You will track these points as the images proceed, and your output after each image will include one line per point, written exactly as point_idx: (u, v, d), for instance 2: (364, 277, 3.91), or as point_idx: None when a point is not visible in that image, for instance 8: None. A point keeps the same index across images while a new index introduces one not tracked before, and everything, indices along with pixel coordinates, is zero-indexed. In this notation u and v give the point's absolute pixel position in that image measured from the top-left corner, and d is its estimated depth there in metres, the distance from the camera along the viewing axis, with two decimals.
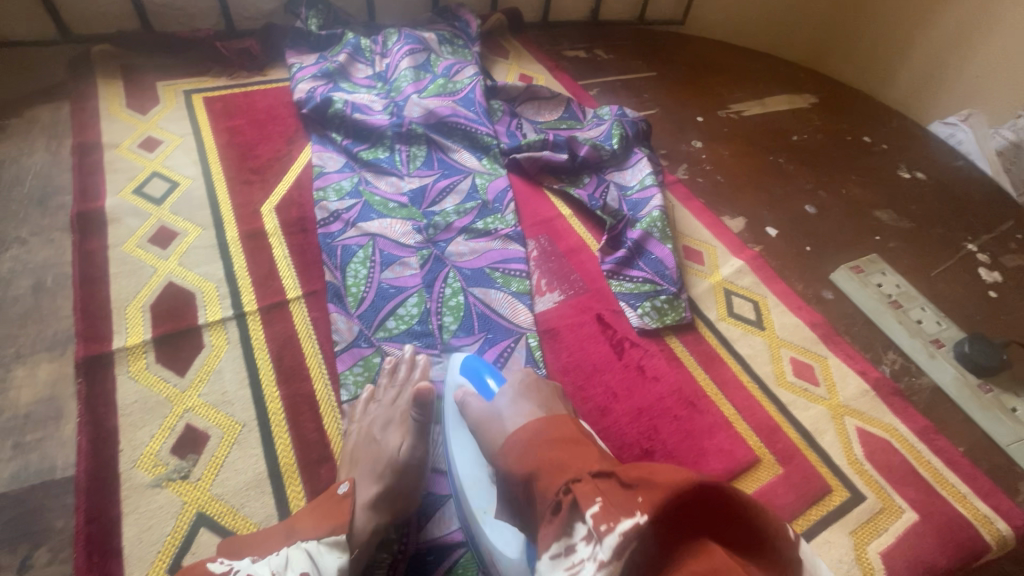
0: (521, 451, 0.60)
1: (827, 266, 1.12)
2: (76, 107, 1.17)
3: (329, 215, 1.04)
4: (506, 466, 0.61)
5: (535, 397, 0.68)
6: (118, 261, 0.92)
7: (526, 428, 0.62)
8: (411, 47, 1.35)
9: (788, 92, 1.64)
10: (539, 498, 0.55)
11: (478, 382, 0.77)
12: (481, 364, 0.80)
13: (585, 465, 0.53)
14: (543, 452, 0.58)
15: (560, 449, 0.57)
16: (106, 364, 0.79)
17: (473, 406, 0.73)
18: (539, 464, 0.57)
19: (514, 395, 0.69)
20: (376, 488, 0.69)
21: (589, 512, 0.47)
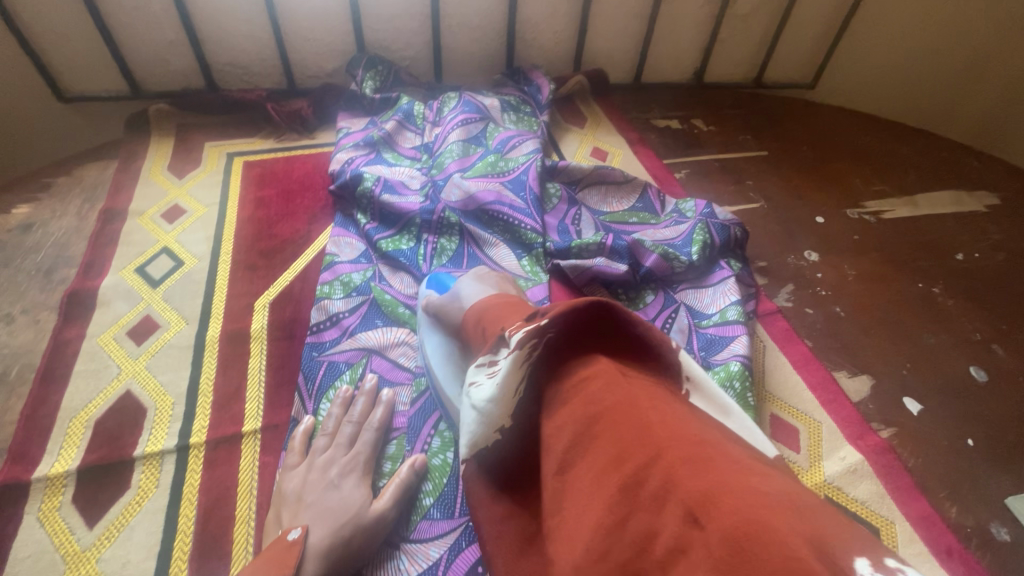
0: (480, 310, 0.65)
1: (1000, 481, 0.75)
2: (121, 167, 1.15)
3: (325, 319, 0.88)
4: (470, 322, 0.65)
5: (488, 286, 0.75)
6: (87, 355, 0.83)
7: (482, 299, 0.69)
8: (466, 116, 1.18)
9: (954, 187, 1.24)
10: (487, 336, 0.58)
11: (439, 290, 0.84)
12: (443, 275, 0.87)
13: (521, 313, 0.57)
14: (490, 312, 0.62)
15: (506, 306, 0.62)
16: (20, 497, 0.68)
17: (433, 306, 0.79)
18: (495, 313, 0.61)
19: (472, 283, 0.77)
20: (327, 537, 0.61)
21: (510, 331, 0.52)
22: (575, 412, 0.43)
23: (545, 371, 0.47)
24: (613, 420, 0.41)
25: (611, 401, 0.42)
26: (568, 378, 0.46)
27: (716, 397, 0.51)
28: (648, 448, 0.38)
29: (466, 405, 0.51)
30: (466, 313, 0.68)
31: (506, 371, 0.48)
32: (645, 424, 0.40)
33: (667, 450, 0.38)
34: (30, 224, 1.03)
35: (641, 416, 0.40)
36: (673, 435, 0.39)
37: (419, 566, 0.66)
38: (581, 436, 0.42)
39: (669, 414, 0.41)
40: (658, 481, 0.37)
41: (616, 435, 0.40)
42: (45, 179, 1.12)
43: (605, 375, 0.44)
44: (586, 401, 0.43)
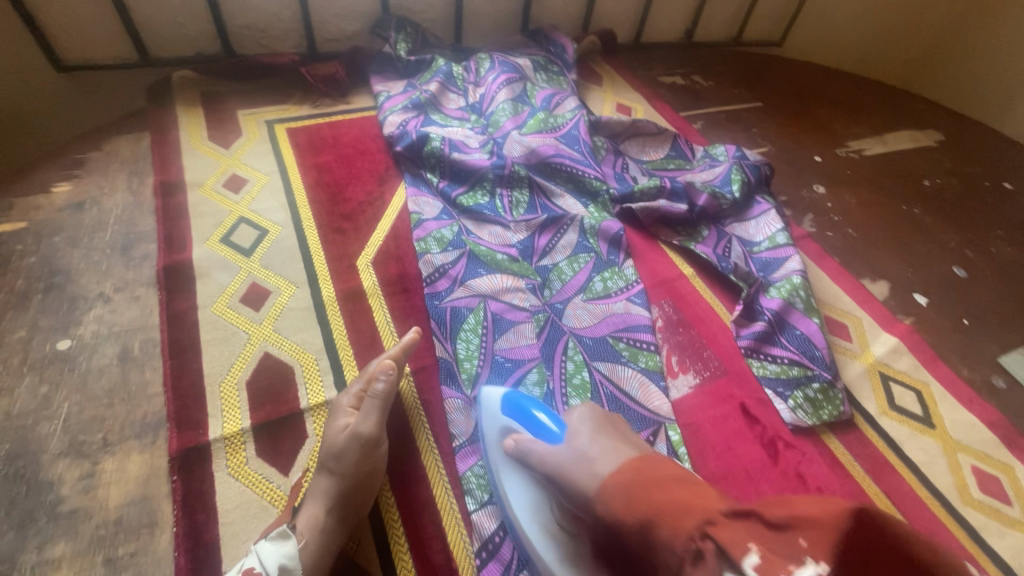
0: (627, 496, 0.51)
1: (993, 348, 0.97)
2: (157, 139, 1.08)
3: (434, 271, 0.93)
4: (614, 515, 0.51)
5: (611, 435, 0.64)
6: (208, 325, 0.82)
7: (623, 472, 0.55)
8: (508, 76, 1.23)
9: (910, 126, 1.48)
10: (655, 560, 0.47)
11: (527, 420, 0.69)
12: (523, 397, 0.70)
13: (708, 501, 0.47)
14: (641, 492, 0.51)
15: (673, 488, 0.50)
16: (204, 458, 0.69)
17: (535, 450, 0.65)
18: (652, 510, 0.48)
19: (592, 433, 0.64)
20: (327, 478, 0.65)
21: (749, 564, 0.40)
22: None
23: None
24: None
25: None
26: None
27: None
28: None
29: None
30: (600, 483, 0.56)
31: None
32: None
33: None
34: (81, 203, 0.96)
35: None
36: None
37: None
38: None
39: None
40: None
41: None
42: (75, 155, 1.04)
43: None
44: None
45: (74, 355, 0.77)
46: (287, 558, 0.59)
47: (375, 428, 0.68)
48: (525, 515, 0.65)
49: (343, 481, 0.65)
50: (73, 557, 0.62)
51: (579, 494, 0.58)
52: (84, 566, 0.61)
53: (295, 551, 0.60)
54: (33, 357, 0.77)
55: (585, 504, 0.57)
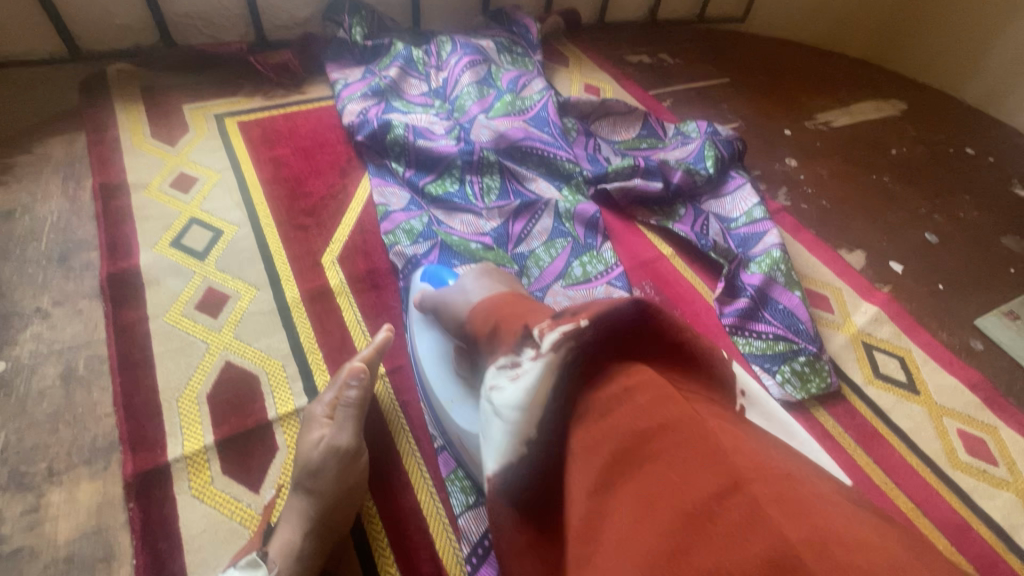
0: (484, 309, 0.57)
1: (969, 310, 0.98)
2: (94, 139, 1.00)
3: (406, 264, 0.88)
4: (473, 327, 0.57)
5: (497, 279, 0.67)
6: (161, 336, 0.76)
7: (486, 298, 0.59)
8: (471, 58, 1.18)
9: (874, 97, 1.49)
10: (491, 341, 0.52)
11: (439, 284, 0.78)
12: (441, 269, 0.81)
13: (539, 309, 0.52)
14: (500, 304, 0.56)
15: (516, 303, 0.55)
16: (164, 480, 0.64)
17: (428, 297, 0.71)
18: (500, 316, 0.53)
19: (476, 275, 0.67)
20: (303, 497, 0.60)
21: (540, 332, 0.46)
22: (608, 430, 0.40)
23: (577, 378, 0.44)
24: (673, 437, 0.37)
25: (669, 417, 0.39)
26: (611, 384, 0.43)
27: (765, 413, 0.52)
28: (722, 471, 0.35)
29: (488, 412, 0.47)
30: (467, 305, 0.61)
31: (537, 375, 0.44)
32: (715, 444, 0.37)
33: (746, 475, 0.35)
34: (10, 211, 0.88)
35: (716, 439, 0.37)
36: (748, 460, 0.36)
37: None
38: (631, 447, 0.39)
39: (737, 436, 0.39)
40: (738, 504, 0.34)
41: (679, 458, 0.36)
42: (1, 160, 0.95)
43: (657, 387, 0.41)
44: (639, 410, 0.39)
45: (10, 378, 0.70)
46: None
47: (353, 440, 0.64)
48: (430, 357, 0.72)
49: (322, 499, 0.60)
50: None
51: (455, 325, 0.63)
52: None
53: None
54: None
55: (458, 324, 0.61)
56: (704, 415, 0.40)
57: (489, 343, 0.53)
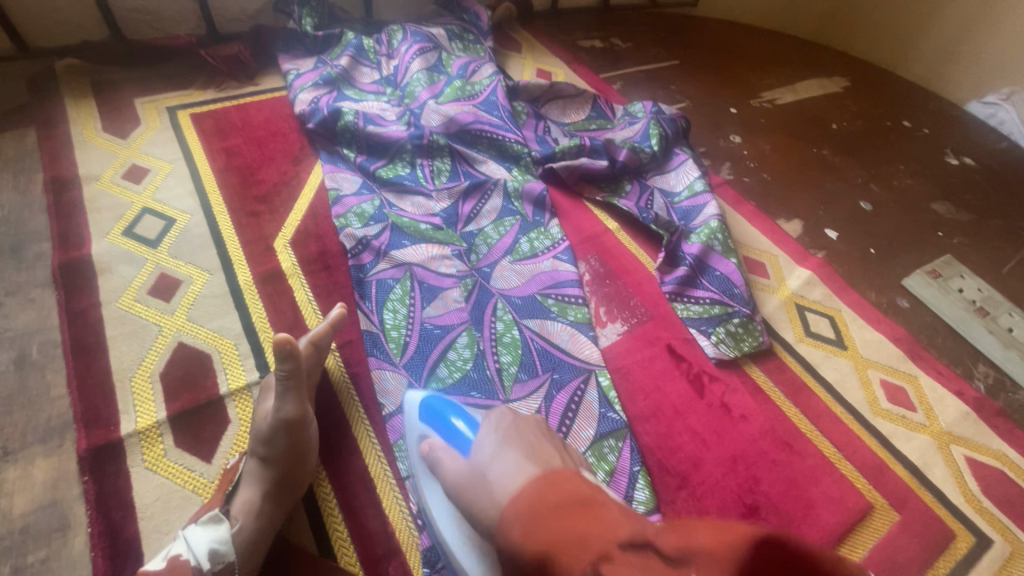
0: (520, 530, 0.44)
1: (898, 271, 1.04)
2: (44, 134, 1.01)
3: (357, 244, 0.91)
4: (510, 547, 0.43)
5: (521, 444, 0.54)
6: (114, 320, 0.78)
7: (520, 493, 0.46)
8: (421, 46, 1.21)
9: (818, 75, 1.55)
10: None
11: (443, 427, 0.64)
12: (443, 402, 0.66)
13: (609, 534, 0.40)
14: (541, 522, 0.43)
15: (561, 518, 0.42)
16: (116, 454, 0.66)
17: (440, 462, 0.59)
18: (549, 544, 0.41)
19: (496, 444, 0.55)
20: (256, 462, 0.63)
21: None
22: None
23: None
24: None
25: None
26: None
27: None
28: None
29: None
30: (499, 509, 0.48)
31: None
32: None
33: None
34: None
35: None
36: None
37: None
38: None
39: None
40: None
41: None
42: None
43: None
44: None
45: None
46: (217, 543, 0.57)
47: (299, 409, 0.64)
48: (445, 521, 0.61)
49: (272, 464, 0.63)
50: None
51: (482, 517, 0.51)
52: None
53: (227, 533, 0.57)
54: None
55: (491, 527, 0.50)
56: None
57: None
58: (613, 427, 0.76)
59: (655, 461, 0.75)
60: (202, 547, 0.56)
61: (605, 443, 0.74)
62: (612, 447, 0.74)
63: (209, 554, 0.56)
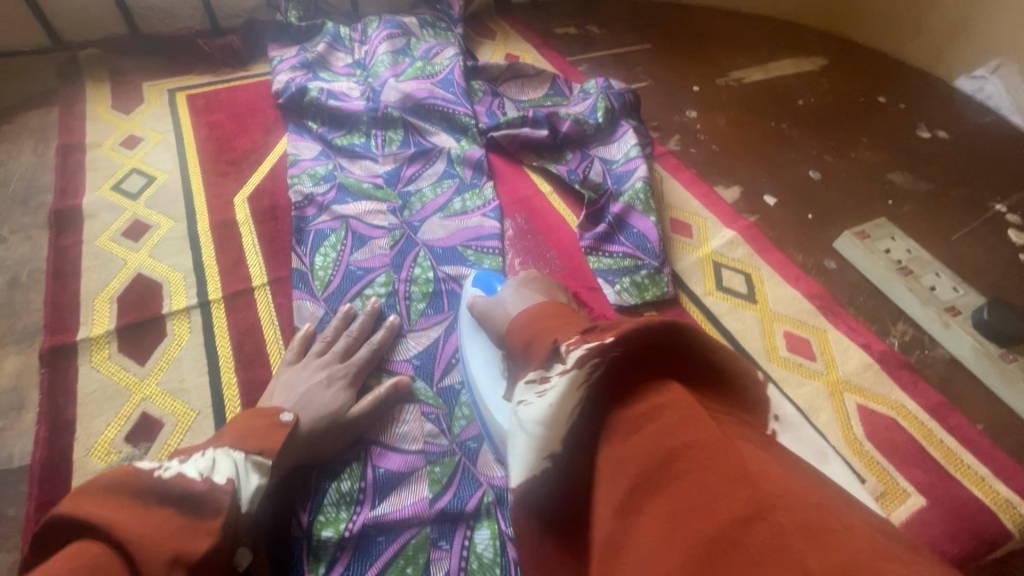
0: (526, 315, 0.61)
1: (831, 234, 1.03)
2: (64, 110, 1.19)
3: (302, 199, 1.01)
4: (512, 331, 0.61)
5: (537, 289, 0.75)
6: (90, 254, 0.93)
7: (530, 304, 0.64)
8: (390, 32, 1.32)
9: (796, 55, 1.54)
10: (535, 349, 0.55)
11: (487, 289, 0.83)
12: (491, 276, 0.85)
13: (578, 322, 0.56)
14: (542, 312, 0.60)
15: (558, 313, 0.59)
16: (70, 354, 0.79)
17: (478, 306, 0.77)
18: (540, 321, 0.58)
19: (518, 288, 0.74)
20: (314, 433, 0.67)
21: (572, 344, 0.49)
22: (639, 441, 0.41)
23: (603, 399, 0.45)
24: (696, 459, 0.39)
25: (695, 439, 0.40)
26: (635, 407, 0.44)
27: (805, 436, 0.48)
28: (743, 493, 0.36)
29: (513, 422, 0.48)
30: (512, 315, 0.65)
31: (565, 390, 0.45)
32: (743, 468, 0.37)
33: (770, 504, 0.35)
34: None
35: (738, 460, 0.38)
36: (780, 490, 0.36)
37: (420, 345, 0.84)
38: (659, 470, 0.39)
39: (765, 457, 0.39)
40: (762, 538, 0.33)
41: (702, 481, 0.37)
42: None
43: (684, 409, 0.42)
44: (660, 433, 0.41)
45: None
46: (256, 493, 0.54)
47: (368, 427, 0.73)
48: (475, 361, 0.76)
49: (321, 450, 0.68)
50: None
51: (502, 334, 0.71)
52: None
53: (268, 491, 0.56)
54: None
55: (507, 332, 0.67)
56: (737, 443, 0.40)
57: (524, 355, 0.56)
58: None
59: None
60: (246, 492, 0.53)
61: None
62: None
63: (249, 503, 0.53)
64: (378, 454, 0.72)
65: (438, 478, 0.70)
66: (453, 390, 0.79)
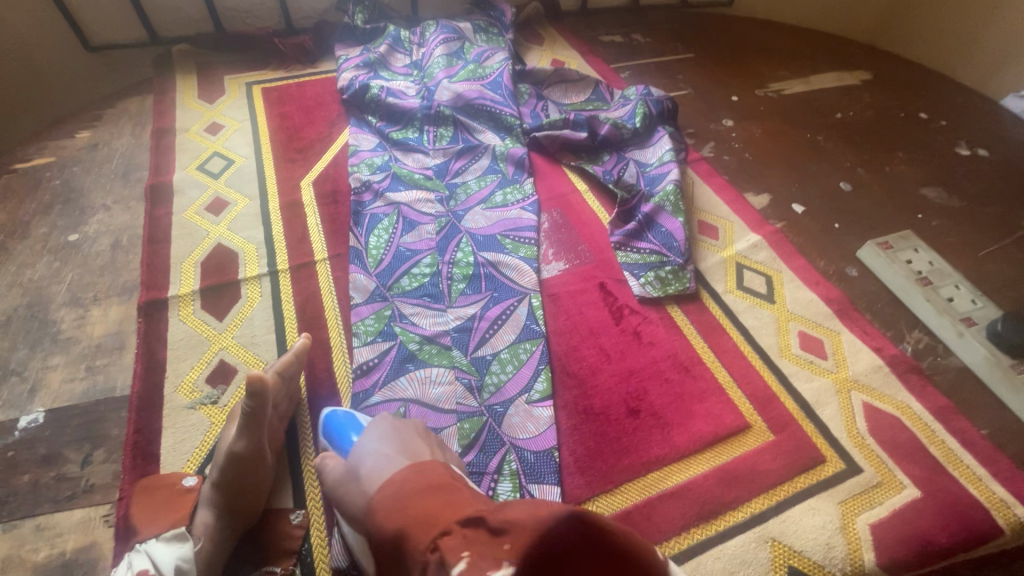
0: (390, 508, 0.52)
1: (855, 244, 1.07)
2: (158, 99, 1.35)
3: (361, 185, 1.12)
4: (374, 527, 0.51)
5: (398, 440, 0.64)
6: (178, 224, 1.06)
7: (389, 484, 0.55)
8: (446, 37, 1.42)
9: (839, 69, 1.56)
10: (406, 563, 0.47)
11: (344, 443, 0.73)
12: (347, 420, 0.76)
13: (452, 511, 0.48)
14: (406, 504, 0.51)
15: (427, 498, 0.51)
16: (162, 308, 0.92)
17: (330, 470, 0.66)
18: (406, 521, 0.49)
19: (377, 440, 0.64)
20: (211, 487, 0.70)
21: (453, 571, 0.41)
22: None
23: None
24: None
25: None
26: None
27: None
28: None
29: None
30: (372, 498, 0.55)
31: None
32: None
33: None
34: (96, 144, 1.24)
35: None
36: None
37: (459, 319, 0.92)
38: None
39: None
40: None
41: None
42: (95, 112, 1.32)
43: None
44: None
45: (78, 244, 1.03)
46: (182, 559, 0.63)
47: (251, 448, 0.69)
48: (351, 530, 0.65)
49: (224, 486, 0.69)
50: (65, 364, 0.86)
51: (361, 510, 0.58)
52: (72, 370, 0.86)
53: (189, 552, 0.64)
54: (51, 244, 1.03)
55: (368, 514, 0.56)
56: None
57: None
58: (531, 335, 0.91)
59: (560, 366, 0.89)
60: (169, 560, 0.63)
61: (521, 346, 0.89)
62: (527, 349, 0.89)
63: (175, 569, 0.62)
64: (416, 410, 0.81)
65: (467, 433, 0.79)
66: (485, 360, 0.87)
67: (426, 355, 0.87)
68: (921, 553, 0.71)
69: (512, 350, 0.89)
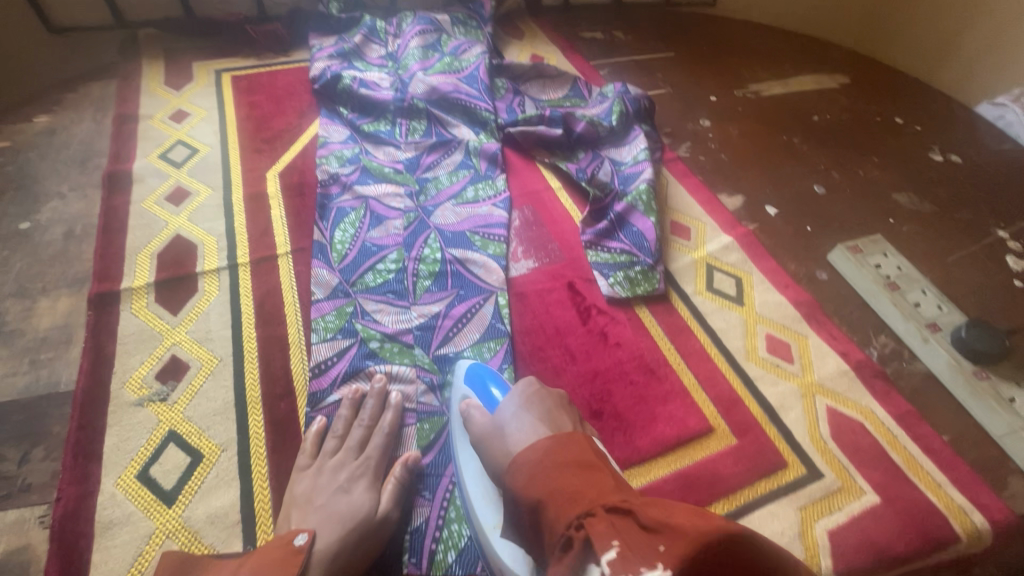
0: (530, 476, 0.53)
1: (826, 248, 1.07)
2: (122, 84, 1.30)
3: (328, 177, 1.10)
4: (516, 489, 0.54)
5: (538, 410, 0.63)
6: (136, 214, 1.03)
7: (532, 450, 0.56)
8: (422, 29, 1.39)
9: (817, 72, 1.56)
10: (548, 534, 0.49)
11: (483, 391, 0.76)
12: (485, 371, 0.79)
13: (600, 495, 0.49)
14: (551, 476, 0.52)
15: (571, 477, 0.51)
16: (113, 300, 0.89)
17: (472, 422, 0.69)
18: (551, 493, 0.51)
19: (517, 407, 0.64)
20: (338, 544, 0.65)
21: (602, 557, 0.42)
22: None
23: None
24: None
25: None
26: None
27: None
28: None
29: None
30: (514, 461, 0.57)
31: None
32: None
33: None
34: (54, 129, 1.19)
35: None
36: None
37: (421, 317, 0.90)
38: None
39: None
40: None
41: None
42: (55, 97, 1.27)
43: None
44: None
45: (29, 233, 0.99)
46: None
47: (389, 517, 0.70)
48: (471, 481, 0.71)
49: (360, 549, 0.66)
50: (7, 358, 0.83)
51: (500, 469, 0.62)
52: (15, 364, 0.82)
53: None
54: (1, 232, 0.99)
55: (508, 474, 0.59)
56: None
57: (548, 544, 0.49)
58: (496, 334, 0.89)
59: (524, 366, 0.87)
60: None
61: (485, 345, 0.87)
62: (491, 349, 0.87)
63: None
64: None
65: (426, 434, 0.79)
66: (448, 359, 0.85)
67: (387, 353, 0.85)
68: (880, 560, 0.70)
69: (476, 349, 0.87)
